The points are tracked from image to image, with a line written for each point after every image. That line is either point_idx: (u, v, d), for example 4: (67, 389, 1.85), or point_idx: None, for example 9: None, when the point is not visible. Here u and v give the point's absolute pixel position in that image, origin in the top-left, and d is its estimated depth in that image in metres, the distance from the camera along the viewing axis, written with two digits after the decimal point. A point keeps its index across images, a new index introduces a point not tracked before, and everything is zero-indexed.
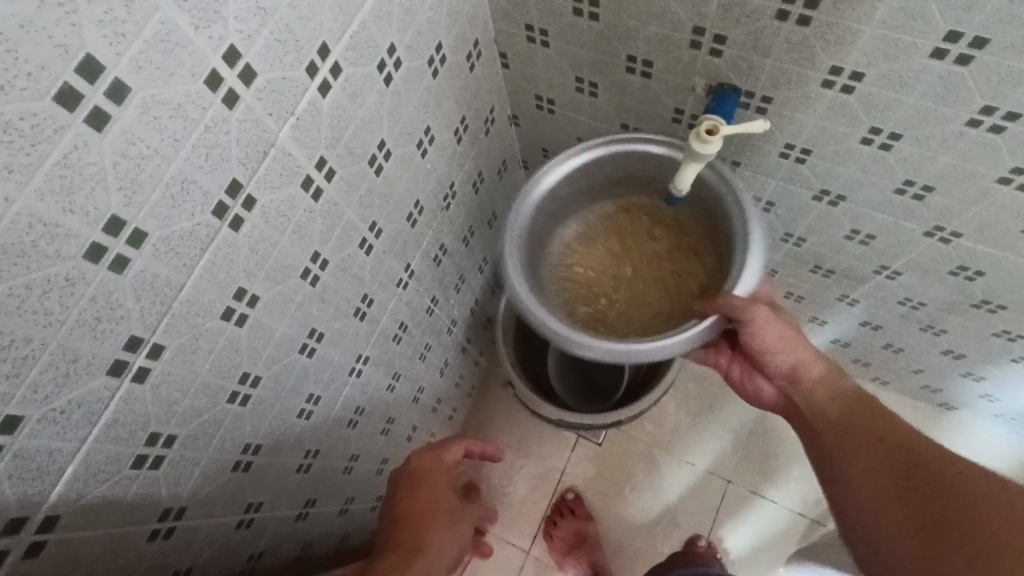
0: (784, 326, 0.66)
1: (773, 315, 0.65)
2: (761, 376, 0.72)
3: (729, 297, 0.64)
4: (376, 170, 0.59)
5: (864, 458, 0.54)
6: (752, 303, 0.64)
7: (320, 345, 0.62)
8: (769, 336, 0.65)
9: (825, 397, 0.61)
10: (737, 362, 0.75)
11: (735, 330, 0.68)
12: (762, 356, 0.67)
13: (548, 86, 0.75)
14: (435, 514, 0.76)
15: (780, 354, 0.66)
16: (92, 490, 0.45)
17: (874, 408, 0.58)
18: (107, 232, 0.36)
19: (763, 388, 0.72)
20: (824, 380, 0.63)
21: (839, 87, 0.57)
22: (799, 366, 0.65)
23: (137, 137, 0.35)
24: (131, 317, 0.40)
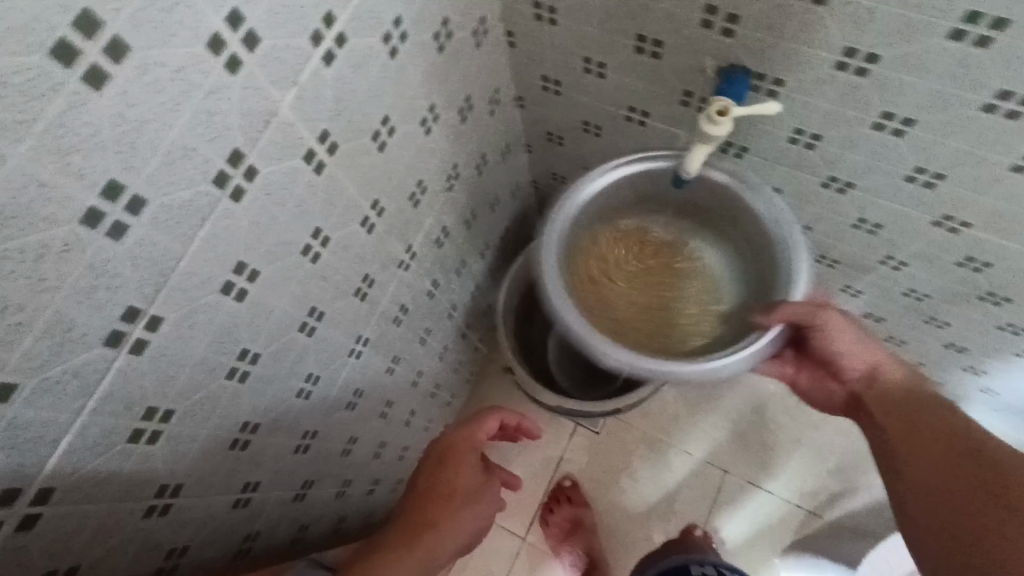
0: (860, 335, 0.71)
1: (841, 319, 0.71)
2: (832, 379, 0.76)
3: (790, 304, 0.72)
4: (380, 147, 0.58)
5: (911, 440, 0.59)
6: (818, 307, 0.71)
7: (321, 323, 0.61)
8: (842, 343, 0.71)
9: (892, 390, 0.65)
10: (818, 373, 0.78)
11: (808, 336, 0.74)
12: (839, 363, 0.72)
13: (554, 67, 0.74)
14: (452, 495, 0.74)
15: (850, 361, 0.71)
16: (87, 464, 0.44)
17: (928, 399, 0.62)
18: (104, 197, 0.35)
19: (833, 391, 0.76)
20: (902, 383, 0.65)
21: (853, 70, 0.56)
22: (877, 368, 0.68)
23: (136, 99, 0.34)
24: (128, 286, 0.39)
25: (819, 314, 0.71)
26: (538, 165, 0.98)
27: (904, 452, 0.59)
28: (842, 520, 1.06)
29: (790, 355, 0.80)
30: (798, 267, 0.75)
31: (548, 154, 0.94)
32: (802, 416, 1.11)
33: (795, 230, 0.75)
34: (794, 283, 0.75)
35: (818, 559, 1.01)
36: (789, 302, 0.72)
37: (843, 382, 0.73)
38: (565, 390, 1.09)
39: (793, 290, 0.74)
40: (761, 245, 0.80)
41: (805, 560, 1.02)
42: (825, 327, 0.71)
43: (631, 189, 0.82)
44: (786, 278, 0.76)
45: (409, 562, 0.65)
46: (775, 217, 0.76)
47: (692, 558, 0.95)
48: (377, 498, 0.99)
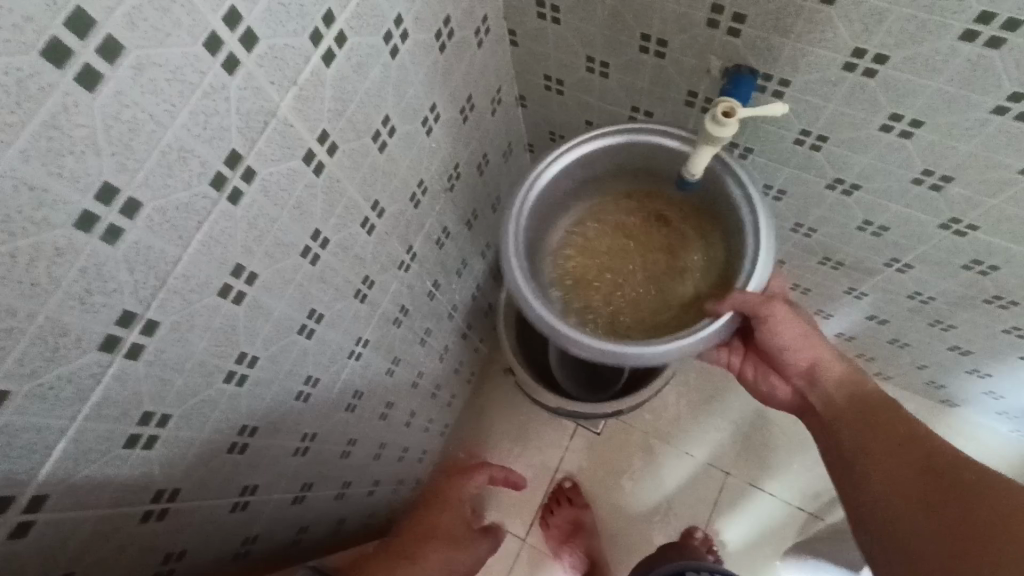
0: (801, 323, 0.67)
1: (789, 312, 0.66)
2: (775, 374, 0.74)
3: (736, 295, 0.65)
4: (380, 147, 0.57)
5: (887, 458, 0.56)
6: (763, 300, 0.64)
7: (320, 326, 0.60)
8: (787, 336, 0.66)
9: (841, 398, 0.64)
10: (759, 361, 0.76)
11: (753, 329, 0.69)
12: (779, 355, 0.69)
13: (557, 65, 0.73)
14: (434, 537, 0.77)
15: (793, 354, 0.67)
16: (82, 470, 0.43)
17: (884, 405, 0.60)
18: (99, 200, 0.34)
19: (779, 385, 0.74)
20: (840, 382, 0.65)
21: (862, 71, 0.55)
22: (816, 366, 0.67)
23: (132, 100, 0.33)
24: (125, 290, 0.39)
25: (767, 309, 0.65)
26: (541, 164, 0.97)
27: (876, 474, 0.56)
28: (844, 523, 1.05)
29: (740, 348, 0.77)
30: (760, 240, 0.66)
31: (550, 154, 0.93)
32: (804, 418, 1.11)
33: (758, 207, 0.67)
34: (751, 269, 0.65)
35: (821, 564, 1.00)
36: (737, 289, 0.65)
37: (787, 377, 0.71)
38: (566, 390, 1.08)
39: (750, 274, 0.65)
40: (733, 223, 0.71)
41: (806, 564, 1.01)
42: (771, 319, 0.65)
43: (611, 160, 0.75)
44: (747, 264, 0.66)
45: None
46: (747, 200, 0.67)
47: (686, 563, 0.89)
48: (377, 499, 0.98)
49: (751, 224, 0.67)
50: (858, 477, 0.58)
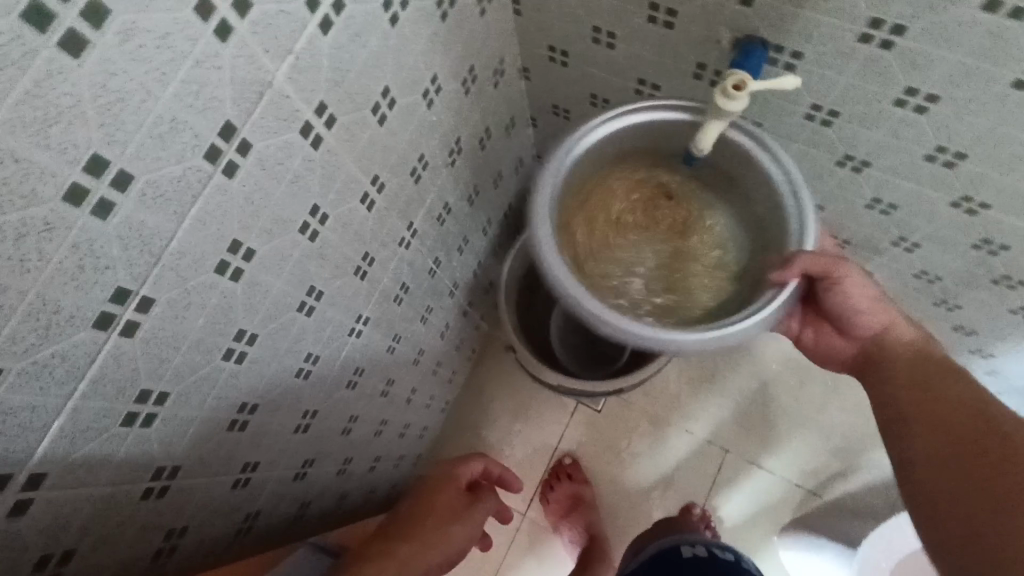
0: (872, 287, 0.66)
1: (857, 271, 0.65)
2: (835, 335, 0.72)
3: (801, 256, 0.64)
4: (380, 120, 0.56)
5: (932, 423, 0.55)
6: (835, 260, 0.64)
7: (320, 303, 0.60)
8: (858, 298, 0.65)
9: (906, 355, 0.63)
10: (813, 333, 0.74)
11: (818, 291, 0.69)
12: (850, 320, 0.67)
13: (562, 36, 0.71)
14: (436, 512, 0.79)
15: (866, 317, 0.66)
16: (80, 448, 0.43)
17: (942, 366, 0.60)
18: (88, 173, 0.33)
19: (839, 347, 0.72)
20: (915, 344, 0.64)
21: (877, 43, 0.53)
22: (888, 329, 0.66)
23: (119, 68, 0.32)
24: (118, 267, 0.38)
25: (836, 267, 0.64)
26: (544, 139, 0.95)
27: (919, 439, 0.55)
28: (842, 500, 1.06)
29: (799, 311, 0.74)
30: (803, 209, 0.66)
31: (553, 128, 0.91)
32: (807, 398, 1.11)
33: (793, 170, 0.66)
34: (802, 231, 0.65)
35: (822, 540, 1.01)
36: (805, 251, 0.64)
37: (853, 337, 0.69)
38: (566, 367, 1.08)
39: (802, 239, 0.65)
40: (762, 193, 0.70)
41: (804, 538, 1.02)
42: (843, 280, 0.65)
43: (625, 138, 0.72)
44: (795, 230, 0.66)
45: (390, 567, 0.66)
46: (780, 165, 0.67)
47: (683, 539, 0.90)
48: (378, 475, 0.98)
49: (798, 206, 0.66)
50: (901, 437, 0.57)
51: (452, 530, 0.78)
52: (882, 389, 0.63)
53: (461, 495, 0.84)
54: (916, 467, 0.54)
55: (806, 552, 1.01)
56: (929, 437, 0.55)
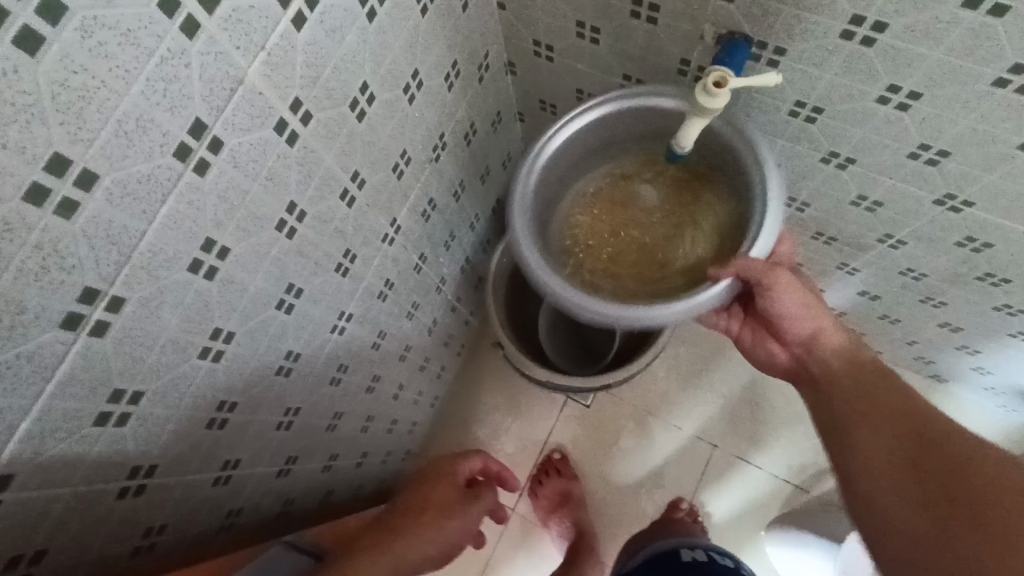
0: (807, 291, 0.66)
1: (792, 277, 0.65)
2: (772, 339, 0.73)
3: (746, 257, 0.64)
4: (359, 116, 0.55)
5: (886, 437, 0.55)
6: (770, 266, 0.64)
7: (300, 301, 0.59)
8: (789, 303, 0.65)
9: (839, 364, 0.63)
10: (756, 329, 0.75)
11: (755, 295, 0.68)
12: (782, 323, 0.68)
13: (547, 30, 0.70)
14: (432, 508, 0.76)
15: (797, 322, 0.66)
16: (51, 448, 0.43)
17: (880, 376, 0.60)
18: (50, 172, 0.33)
19: (775, 353, 0.73)
20: (841, 352, 0.64)
21: (859, 39, 0.52)
22: (818, 334, 0.66)
23: (80, 65, 0.31)
24: (85, 267, 0.37)
25: (773, 275, 0.64)
26: (532, 134, 0.94)
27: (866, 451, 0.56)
28: (830, 496, 1.06)
29: (741, 313, 0.76)
30: (769, 205, 0.64)
31: (540, 123, 0.91)
32: (794, 393, 1.11)
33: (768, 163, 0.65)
34: (758, 232, 0.64)
35: (805, 536, 1.01)
36: (745, 254, 0.64)
37: (785, 343, 0.70)
38: (554, 363, 1.08)
39: (755, 241, 0.64)
40: (742, 186, 0.70)
41: (787, 534, 1.03)
42: (776, 286, 0.64)
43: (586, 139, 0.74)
44: (753, 228, 0.65)
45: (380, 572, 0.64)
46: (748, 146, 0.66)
47: (681, 541, 0.90)
48: (366, 471, 0.98)
49: (761, 190, 0.65)
50: (844, 443, 0.58)
51: (451, 526, 0.75)
52: (824, 397, 0.64)
53: (458, 489, 0.81)
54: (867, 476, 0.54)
55: (790, 547, 1.02)
56: (880, 448, 0.55)
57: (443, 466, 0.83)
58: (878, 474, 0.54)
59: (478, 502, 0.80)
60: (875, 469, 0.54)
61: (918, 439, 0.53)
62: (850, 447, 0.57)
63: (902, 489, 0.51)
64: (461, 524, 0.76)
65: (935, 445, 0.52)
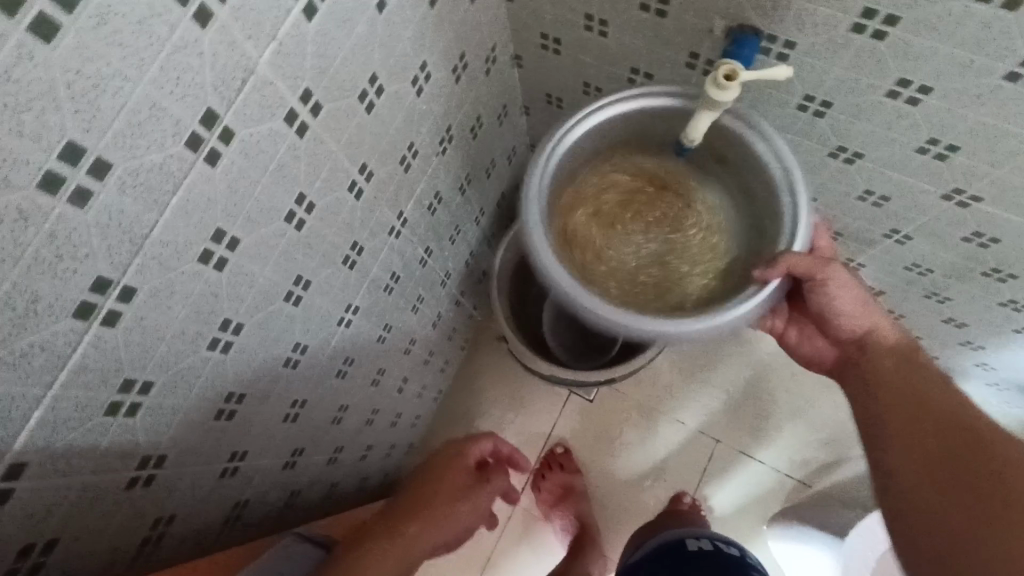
0: (861, 290, 0.65)
1: (846, 275, 0.64)
2: (819, 335, 0.72)
3: (790, 255, 0.62)
4: (367, 107, 0.55)
5: (931, 439, 0.56)
6: (820, 261, 0.63)
7: (307, 293, 0.59)
8: (845, 300, 0.64)
9: (887, 361, 0.63)
10: (805, 325, 0.73)
11: (804, 291, 0.67)
12: (834, 321, 0.67)
13: (555, 24, 0.70)
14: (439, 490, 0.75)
15: (850, 319, 0.65)
16: (62, 438, 0.43)
17: (930, 378, 0.60)
18: (64, 161, 0.33)
19: (821, 347, 0.73)
20: (894, 349, 0.64)
21: (871, 33, 0.52)
22: (873, 332, 0.65)
23: (94, 53, 0.31)
24: (97, 256, 0.37)
25: (824, 270, 0.63)
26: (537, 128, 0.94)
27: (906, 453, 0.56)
28: (832, 491, 1.07)
29: (785, 309, 0.74)
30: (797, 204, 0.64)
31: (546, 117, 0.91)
32: (797, 387, 1.11)
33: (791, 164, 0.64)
34: (794, 229, 0.64)
35: (804, 527, 1.01)
36: (791, 251, 0.63)
37: (837, 340, 0.69)
38: (559, 358, 1.08)
39: (795, 239, 0.64)
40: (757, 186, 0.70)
41: (787, 527, 1.03)
42: (829, 282, 0.63)
43: (608, 130, 0.71)
44: (787, 230, 0.64)
45: (387, 552, 0.65)
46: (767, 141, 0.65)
47: (688, 532, 0.90)
48: (370, 464, 0.99)
49: (789, 190, 0.64)
50: (885, 443, 0.59)
51: (460, 509, 0.75)
52: (864, 394, 0.64)
53: (469, 473, 0.80)
54: (906, 475, 0.55)
55: (789, 538, 1.02)
56: (916, 448, 0.56)
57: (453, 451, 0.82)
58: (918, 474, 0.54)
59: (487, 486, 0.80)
60: (916, 470, 0.55)
61: (963, 441, 0.54)
62: (890, 445, 0.58)
63: (938, 494, 0.52)
64: (469, 507, 0.77)
65: (980, 445, 0.53)
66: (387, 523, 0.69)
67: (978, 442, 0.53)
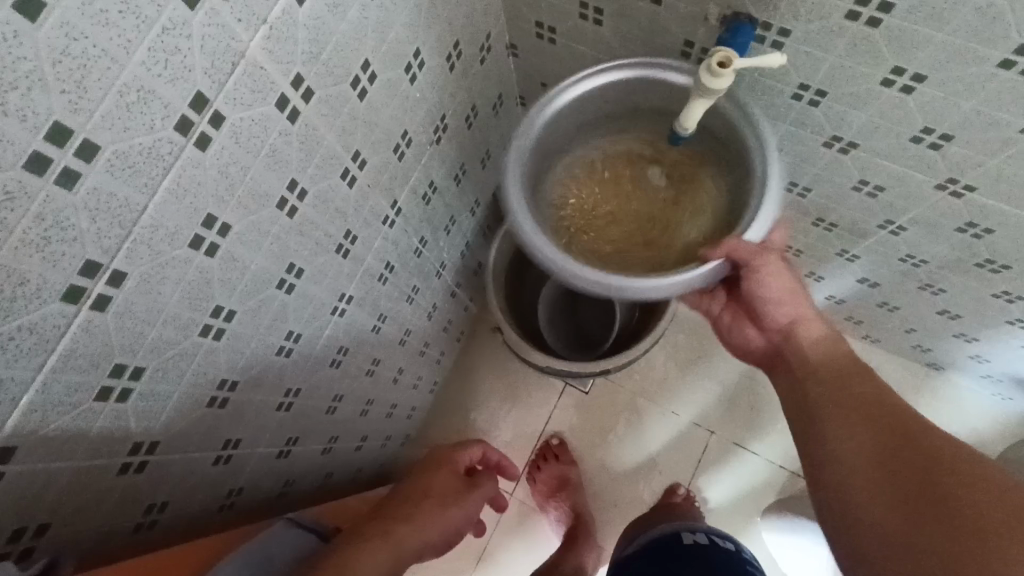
0: (788, 276, 0.68)
1: (777, 264, 0.67)
2: (750, 324, 0.75)
3: (730, 240, 0.63)
4: (360, 94, 0.55)
5: (864, 432, 0.56)
6: (760, 250, 0.65)
7: (300, 281, 0.59)
8: (774, 286, 0.67)
9: (814, 353, 0.65)
10: (737, 311, 0.76)
11: (738, 279, 0.70)
12: (764, 308, 0.70)
13: (550, 12, 0.69)
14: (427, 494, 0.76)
15: (777, 306, 0.69)
16: (53, 422, 0.43)
17: (858, 369, 0.62)
18: (51, 141, 0.33)
19: (751, 336, 0.75)
20: (821, 340, 0.66)
21: (865, 20, 0.52)
22: (798, 320, 0.68)
23: (81, 32, 0.31)
24: (86, 239, 0.37)
25: (758, 258, 0.65)
26: None
27: (843, 445, 0.56)
28: None
29: (722, 294, 0.77)
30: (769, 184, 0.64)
31: None
32: None
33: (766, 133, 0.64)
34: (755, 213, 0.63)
35: (798, 521, 1.03)
36: (733, 235, 0.64)
37: (764, 328, 0.72)
38: (554, 349, 1.08)
39: (753, 220, 0.63)
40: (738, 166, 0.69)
41: (785, 520, 1.04)
42: (760, 270, 0.66)
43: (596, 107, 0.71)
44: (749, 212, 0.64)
45: (383, 549, 0.64)
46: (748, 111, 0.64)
47: (682, 525, 0.91)
48: (365, 454, 0.99)
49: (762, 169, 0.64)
50: (820, 435, 0.59)
51: (451, 514, 0.76)
52: (793, 380, 0.66)
53: (460, 477, 0.82)
54: (838, 468, 0.55)
55: (783, 533, 1.03)
56: (854, 442, 0.56)
57: (443, 456, 0.84)
58: (853, 468, 0.54)
59: (479, 492, 0.82)
60: (848, 465, 0.55)
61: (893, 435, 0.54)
62: (824, 438, 0.58)
63: (873, 488, 0.52)
64: (460, 510, 0.78)
65: (917, 447, 0.52)
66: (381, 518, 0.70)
67: (908, 437, 0.53)
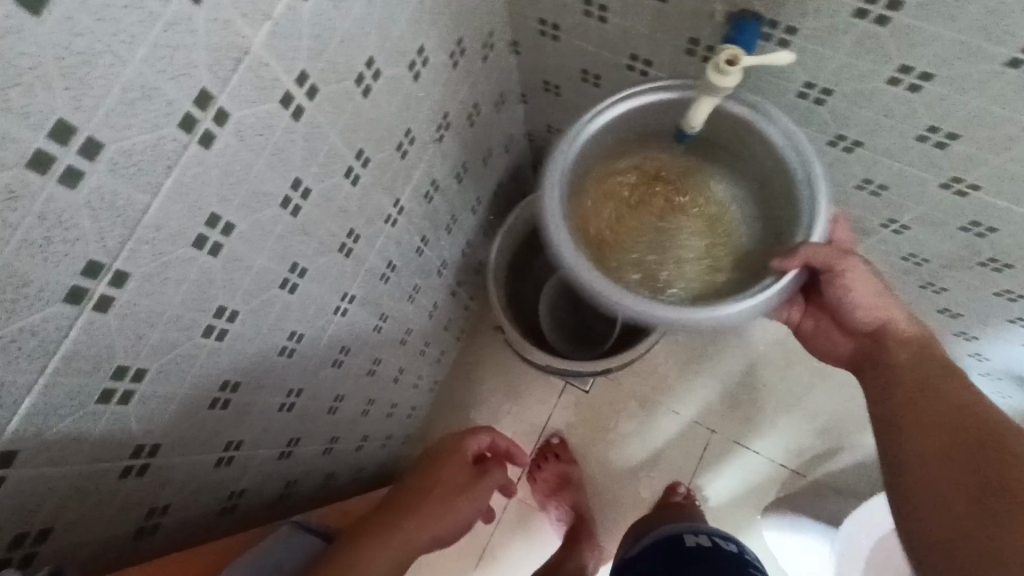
0: (875, 281, 0.64)
1: (859, 266, 0.63)
2: (835, 329, 0.71)
3: (811, 248, 0.62)
4: (364, 92, 0.54)
5: (931, 427, 0.55)
6: (838, 253, 0.62)
7: (303, 280, 0.58)
8: (861, 293, 0.63)
9: (904, 353, 0.62)
10: (817, 316, 0.72)
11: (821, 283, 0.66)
12: (847, 313, 0.66)
13: (554, 9, 0.69)
14: (435, 489, 0.73)
15: (862, 312, 0.64)
16: (55, 425, 0.42)
17: (942, 368, 0.59)
18: (53, 139, 0.32)
19: (838, 342, 0.71)
20: (911, 342, 0.62)
21: (873, 18, 0.52)
22: (888, 325, 0.64)
23: (84, 27, 0.30)
24: (89, 239, 0.36)
25: (841, 262, 0.62)
26: (535, 116, 0.93)
27: (908, 445, 0.55)
28: (826, 480, 1.07)
29: (801, 300, 0.73)
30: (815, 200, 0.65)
31: (544, 105, 0.90)
32: (791, 377, 1.11)
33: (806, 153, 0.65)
34: (811, 223, 0.64)
35: (801, 518, 1.02)
36: (810, 243, 0.63)
37: (854, 334, 0.68)
38: (554, 348, 1.08)
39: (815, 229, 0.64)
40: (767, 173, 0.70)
41: (787, 519, 1.03)
42: (846, 275, 0.63)
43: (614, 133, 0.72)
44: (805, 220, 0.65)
45: (387, 552, 0.63)
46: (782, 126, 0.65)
47: (686, 527, 0.90)
48: (365, 454, 0.98)
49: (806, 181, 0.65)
50: (891, 432, 0.58)
51: (458, 506, 0.73)
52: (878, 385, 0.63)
53: (469, 467, 0.79)
54: (910, 470, 0.54)
55: (785, 531, 1.02)
56: (923, 441, 0.55)
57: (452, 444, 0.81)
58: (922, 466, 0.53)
59: (486, 482, 0.79)
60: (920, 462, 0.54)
61: (970, 435, 0.53)
62: (896, 434, 0.57)
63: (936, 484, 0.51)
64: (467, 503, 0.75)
65: (983, 437, 0.52)
66: (392, 514, 0.68)
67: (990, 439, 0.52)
